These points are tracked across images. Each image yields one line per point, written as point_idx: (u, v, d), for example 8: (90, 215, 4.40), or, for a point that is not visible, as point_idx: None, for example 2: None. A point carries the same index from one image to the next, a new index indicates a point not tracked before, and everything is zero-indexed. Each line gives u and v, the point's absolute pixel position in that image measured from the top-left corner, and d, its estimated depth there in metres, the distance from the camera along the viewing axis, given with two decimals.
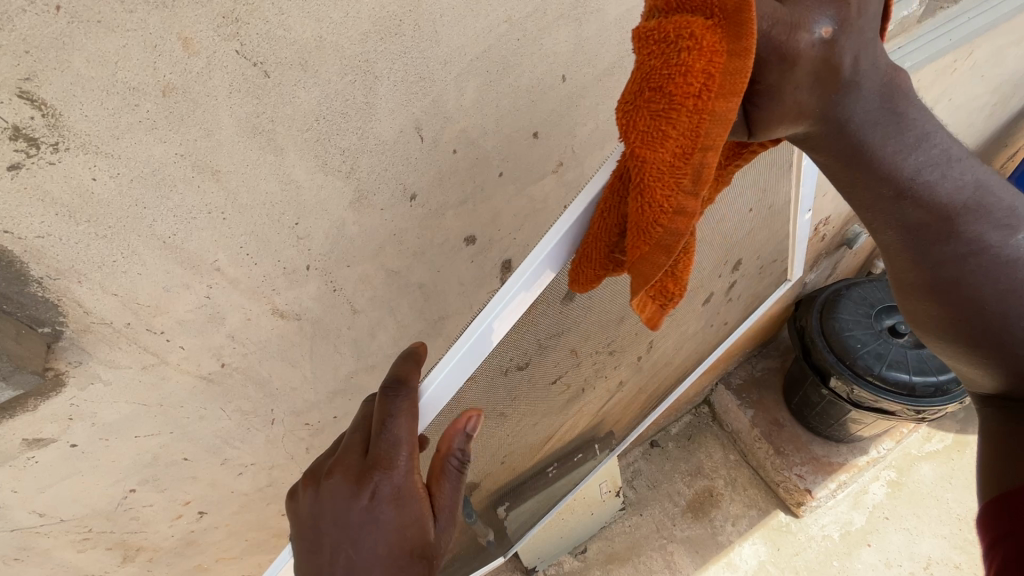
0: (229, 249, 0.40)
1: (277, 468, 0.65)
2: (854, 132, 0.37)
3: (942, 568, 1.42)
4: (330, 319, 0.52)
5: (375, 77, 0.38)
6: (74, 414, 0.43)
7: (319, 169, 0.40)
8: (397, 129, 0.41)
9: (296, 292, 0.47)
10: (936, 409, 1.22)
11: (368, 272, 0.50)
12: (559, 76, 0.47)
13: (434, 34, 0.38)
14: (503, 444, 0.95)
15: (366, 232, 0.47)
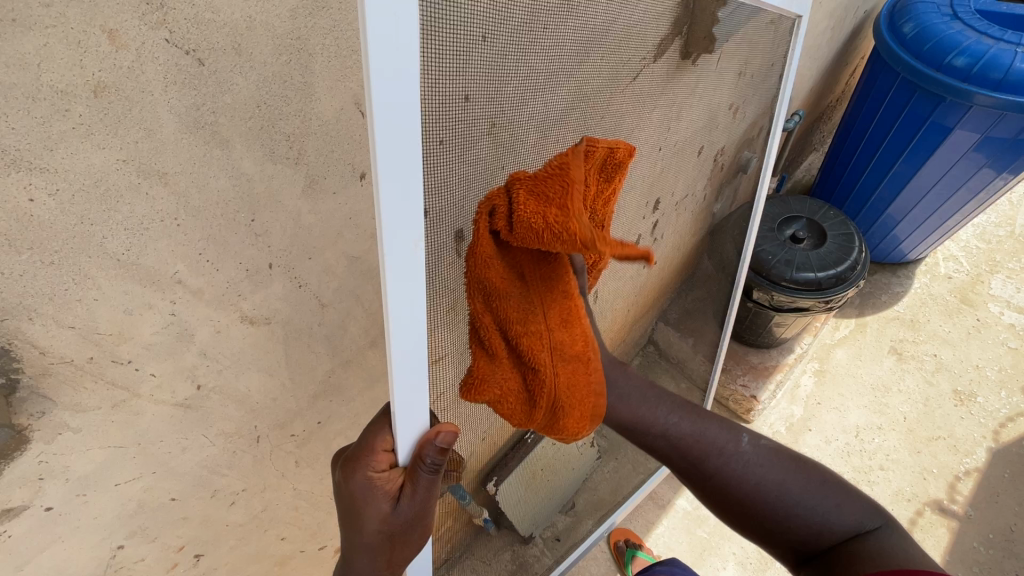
0: (187, 258, 0.39)
1: (269, 490, 0.63)
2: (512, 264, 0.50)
3: (870, 431, 1.65)
4: (301, 319, 0.51)
5: (309, 54, 0.37)
6: (44, 472, 0.40)
7: (267, 158, 0.39)
8: (338, 107, 0.41)
9: (263, 294, 0.46)
10: (840, 296, 1.43)
11: (331, 261, 0.50)
12: None
13: None
14: (483, 418, 0.97)
15: (323, 219, 0.46)
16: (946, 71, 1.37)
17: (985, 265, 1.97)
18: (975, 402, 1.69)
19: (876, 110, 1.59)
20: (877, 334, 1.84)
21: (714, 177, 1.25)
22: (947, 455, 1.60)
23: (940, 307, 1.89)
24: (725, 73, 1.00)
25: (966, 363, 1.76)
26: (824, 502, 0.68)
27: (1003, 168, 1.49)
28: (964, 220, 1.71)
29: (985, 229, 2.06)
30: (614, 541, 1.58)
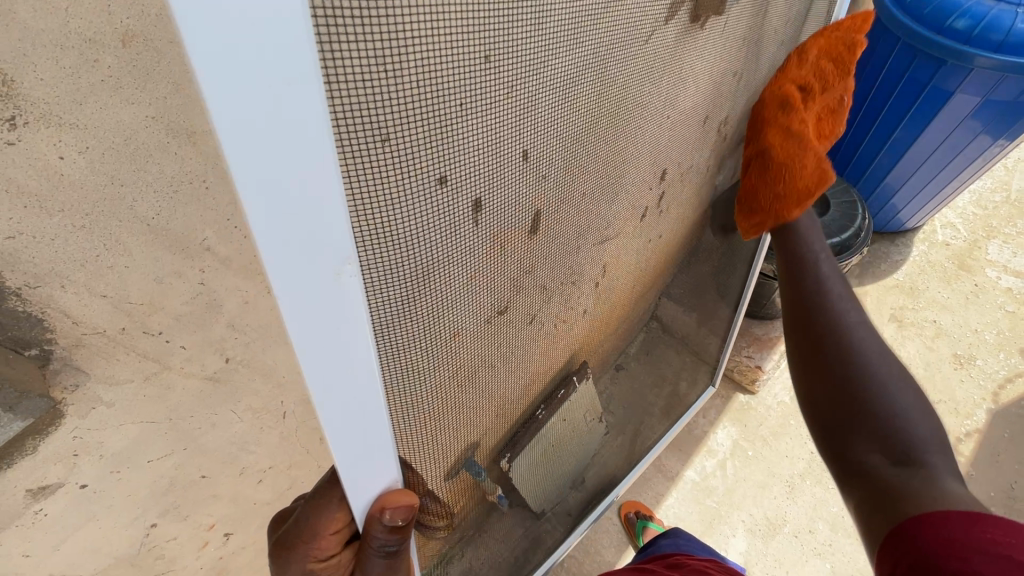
0: (215, 225, 0.43)
1: (295, 468, 0.64)
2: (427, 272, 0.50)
3: None
4: None
5: None
6: (78, 450, 0.45)
7: None
8: None
9: None
10: (844, 264, 1.43)
11: None
12: None
13: None
14: (498, 393, 0.98)
15: None
16: (947, 34, 1.36)
17: (982, 231, 1.99)
18: (975, 365, 1.71)
19: (876, 77, 1.59)
20: (878, 302, 1.86)
21: (717, 149, 1.25)
22: (949, 418, 1.63)
23: (939, 274, 1.90)
24: (730, 39, 0.99)
25: (965, 327, 1.79)
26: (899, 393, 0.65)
27: (1000, 134, 1.50)
28: (961, 187, 1.72)
29: (981, 195, 2.08)
30: (624, 513, 1.59)
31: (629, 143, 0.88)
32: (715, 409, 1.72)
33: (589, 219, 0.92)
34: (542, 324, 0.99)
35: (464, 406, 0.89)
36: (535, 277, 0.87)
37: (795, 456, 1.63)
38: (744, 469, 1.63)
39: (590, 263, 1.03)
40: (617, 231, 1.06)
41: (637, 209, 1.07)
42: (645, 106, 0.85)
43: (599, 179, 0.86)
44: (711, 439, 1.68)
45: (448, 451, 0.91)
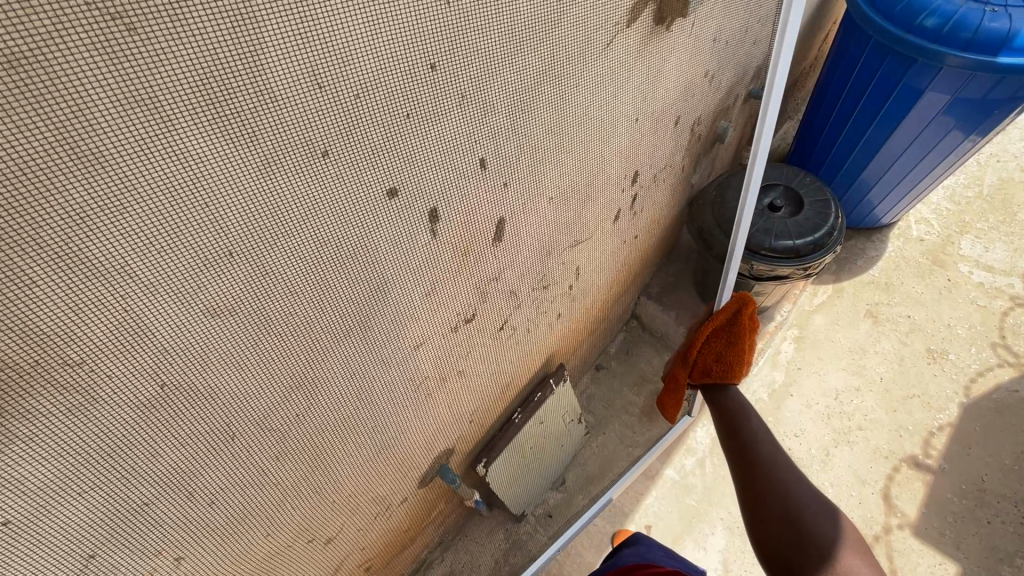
0: (162, 294, 0.41)
1: (250, 490, 0.62)
2: (370, 262, 0.56)
3: (848, 394, 1.70)
4: (272, 342, 0.52)
5: (259, 64, 0.38)
6: (4, 508, 0.41)
7: (231, 188, 0.41)
8: (308, 133, 0.43)
9: (229, 322, 0.47)
10: (817, 263, 1.41)
11: (314, 284, 0.52)
12: (428, 66, 0.49)
13: (326, 42, 0.41)
14: (465, 400, 1.02)
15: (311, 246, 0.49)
16: (916, 32, 1.37)
17: (955, 226, 2.01)
18: (947, 360, 1.74)
19: (850, 73, 1.59)
20: (854, 298, 1.88)
21: (691, 147, 1.30)
22: (921, 412, 1.65)
23: (913, 270, 1.92)
24: (700, 40, 1.01)
25: (938, 322, 1.81)
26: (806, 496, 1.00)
27: (971, 131, 1.51)
28: (934, 182, 1.73)
29: (955, 190, 2.10)
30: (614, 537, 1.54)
31: (600, 148, 0.89)
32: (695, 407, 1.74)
33: (562, 222, 0.93)
34: (513, 329, 1.02)
35: (430, 412, 0.91)
36: (501, 281, 0.87)
37: None
38: (724, 466, 1.64)
39: (562, 266, 1.05)
40: (589, 234, 1.07)
41: (610, 213, 1.09)
42: (617, 108, 0.86)
43: (565, 186, 0.87)
44: (690, 437, 1.69)
45: (387, 462, 0.88)
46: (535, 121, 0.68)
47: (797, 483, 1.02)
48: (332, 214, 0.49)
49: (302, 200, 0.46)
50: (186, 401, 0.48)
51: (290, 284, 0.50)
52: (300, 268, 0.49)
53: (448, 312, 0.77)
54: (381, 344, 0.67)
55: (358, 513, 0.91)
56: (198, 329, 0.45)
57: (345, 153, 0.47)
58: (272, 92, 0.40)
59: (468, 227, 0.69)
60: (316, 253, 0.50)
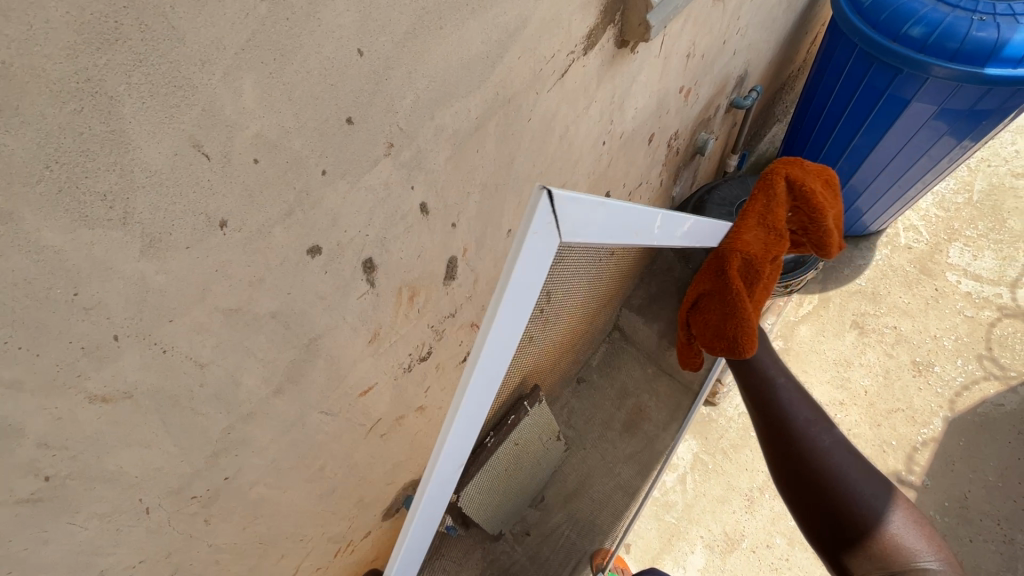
0: (35, 396, 0.36)
1: (177, 554, 0.58)
2: (292, 318, 0.52)
3: (832, 408, 1.67)
4: (181, 414, 0.48)
5: (132, 144, 0.32)
6: None
7: (110, 275, 0.36)
8: (200, 206, 0.38)
9: (126, 405, 0.42)
10: (798, 279, 1.38)
11: (227, 350, 0.48)
12: (344, 119, 0.44)
13: (215, 110, 0.35)
14: (429, 432, 0.98)
15: (218, 315, 0.45)
16: (903, 42, 1.33)
17: (943, 233, 1.98)
18: (933, 372, 1.71)
19: (837, 80, 1.54)
20: (840, 308, 1.85)
21: (669, 162, 1.26)
22: (906, 427, 1.63)
23: (900, 279, 1.89)
24: (673, 55, 0.96)
25: (925, 333, 1.78)
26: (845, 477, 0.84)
27: (965, 136, 1.46)
28: (923, 189, 1.69)
29: (944, 196, 2.06)
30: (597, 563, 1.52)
31: (564, 174, 0.85)
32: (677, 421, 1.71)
33: None
34: (479, 358, 0.98)
35: (388, 450, 0.88)
36: (459, 316, 0.83)
37: (754, 470, 1.62)
38: (705, 482, 1.63)
39: None
40: None
41: None
42: (580, 133, 0.82)
43: None
44: (671, 453, 1.66)
45: (341, 503, 0.85)
46: (483, 157, 0.64)
47: (834, 458, 0.85)
48: (237, 281, 0.45)
49: (198, 272, 0.41)
50: (83, 488, 0.43)
51: (198, 354, 0.46)
52: (207, 338, 0.45)
53: (397, 354, 0.73)
54: (319, 394, 0.63)
55: (312, 554, 0.87)
56: (85, 419, 0.40)
57: (248, 220, 0.42)
58: (153, 170, 0.34)
59: (412, 271, 0.65)
60: (223, 321, 0.46)
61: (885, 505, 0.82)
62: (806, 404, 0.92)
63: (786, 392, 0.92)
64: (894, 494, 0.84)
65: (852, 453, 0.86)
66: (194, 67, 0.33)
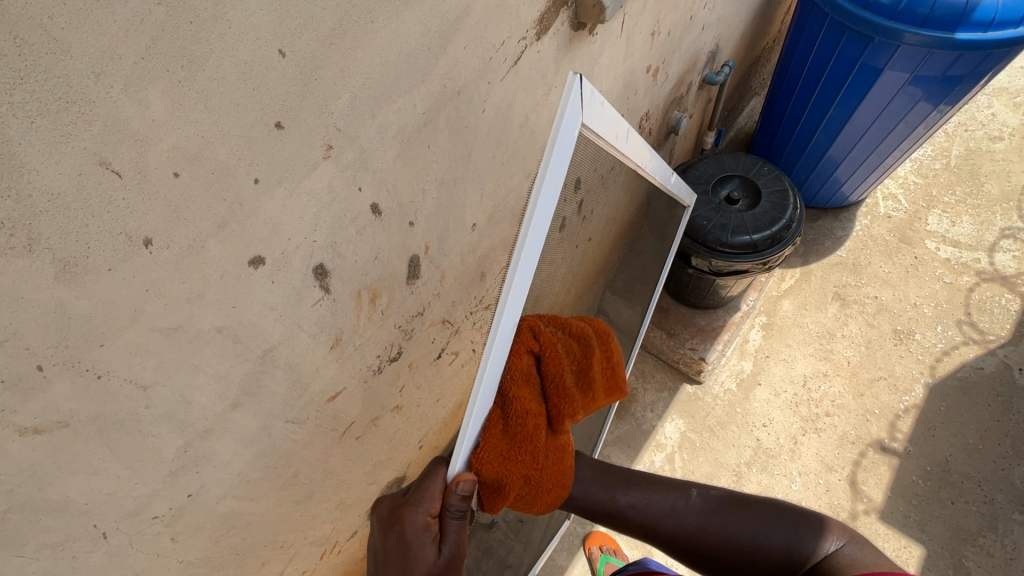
0: None
1: (145, 572, 0.57)
2: (240, 331, 0.51)
3: (816, 381, 1.69)
4: (129, 437, 0.46)
5: (24, 166, 0.30)
6: None
7: (23, 304, 0.34)
8: (116, 226, 0.36)
9: (64, 433, 0.41)
10: (777, 256, 1.38)
11: (171, 369, 0.46)
12: (273, 125, 0.42)
13: (118, 124, 0.33)
14: (408, 431, 0.97)
15: (155, 335, 0.43)
16: (874, 9, 1.31)
17: (922, 200, 1.98)
18: (914, 340, 1.73)
19: (809, 52, 1.52)
20: (821, 281, 1.85)
21: None
22: (888, 395, 1.65)
23: (880, 249, 1.90)
24: (636, 35, 0.94)
25: (905, 301, 1.79)
26: (741, 535, 0.82)
27: (940, 101, 1.44)
28: (902, 157, 1.68)
29: (922, 163, 2.06)
30: (589, 546, 1.53)
31: (528, 163, 0.83)
32: (663, 401, 1.71)
33: (495, 244, 0.88)
34: (455, 353, 0.97)
35: (365, 451, 0.87)
36: (428, 314, 0.81)
37: (741, 445, 1.62)
38: (694, 460, 1.62)
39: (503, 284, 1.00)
40: None
41: None
42: (543, 121, 0.80)
43: (492, 208, 0.81)
44: (659, 433, 1.67)
45: (320, 508, 0.84)
46: (436, 153, 0.62)
47: (708, 528, 0.84)
48: (172, 299, 0.43)
49: (126, 294, 0.39)
50: (29, 520, 0.42)
51: (138, 376, 0.44)
52: (146, 359, 0.44)
53: (365, 357, 0.72)
54: (280, 404, 0.61)
55: (296, 559, 0.87)
56: (18, 452, 0.39)
57: (174, 238, 0.40)
58: (55, 192, 0.32)
59: (371, 273, 0.63)
60: (163, 341, 0.44)
61: (785, 534, 0.80)
62: (654, 486, 0.91)
63: (632, 504, 0.90)
64: (797, 520, 0.81)
65: (715, 509, 0.85)
66: (88, 81, 0.31)
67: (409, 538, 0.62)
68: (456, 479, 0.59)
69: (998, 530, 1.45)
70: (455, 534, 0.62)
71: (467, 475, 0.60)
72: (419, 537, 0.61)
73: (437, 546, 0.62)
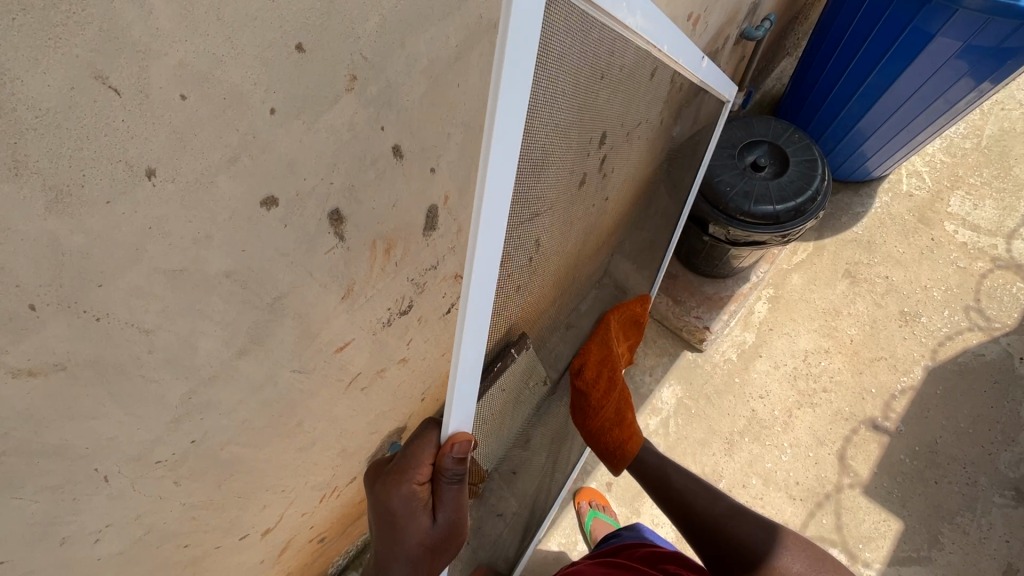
0: None
1: (147, 514, 0.56)
2: (250, 276, 0.47)
3: (816, 356, 1.69)
4: (130, 384, 0.43)
5: (3, 73, 0.26)
6: None
7: (10, 236, 0.30)
8: (113, 153, 0.32)
9: (61, 377, 0.38)
10: (798, 231, 1.33)
11: (175, 314, 0.43)
12: (293, 46, 0.37)
13: (115, 28, 0.28)
14: (412, 383, 0.96)
15: (159, 278, 0.40)
16: None
17: (947, 180, 1.92)
18: (919, 323, 1.72)
19: (855, 12, 1.42)
20: (833, 257, 1.82)
21: None
22: (886, 375, 1.65)
23: (897, 228, 1.86)
24: None
25: (916, 283, 1.77)
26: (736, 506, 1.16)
27: (983, 79, 1.36)
28: (933, 137, 1.61)
29: (952, 141, 1.99)
30: (578, 502, 1.57)
31: None
32: (663, 366, 1.71)
33: None
34: (463, 310, 0.95)
35: (369, 401, 0.86)
36: (441, 268, 0.78)
37: (736, 414, 1.63)
38: (688, 426, 1.63)
39: None
40: None
41: None
42: None
43: None
44: (655, 397, 1.68)
45: (321, 454, 0.83)
46: (465, 94, 0.57)
47: (722, 496, 1.19)
48: (177, 240, 0.39)
49: (126, 231, 0.35)
50: (25, 464, 0.40)
51: (140, 320, 0.41)
52: (148, 302, 0.40)
53: (376, 308, 0.69)
54: (287, 354, 0.59)
55: (297, 502, 0.87)
56: (11, 394, 0.36)
57: (180, 172, 0.36)
58: (42, 107, 0.28)
59: (388, 222, 0.59)
60: (166, 284, 0.40)
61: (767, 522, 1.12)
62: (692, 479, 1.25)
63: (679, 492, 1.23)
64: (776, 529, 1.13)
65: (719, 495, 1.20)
66: None
67: (398, 506, 0.64)
68: (451, 440, 0.59)
69: (976, 510, 1.50)
70: (448, 499, 0.64)
71: (462, 437, 0.59)
72: (408, 504, 0.64)
73: (431, 512, 0.65)
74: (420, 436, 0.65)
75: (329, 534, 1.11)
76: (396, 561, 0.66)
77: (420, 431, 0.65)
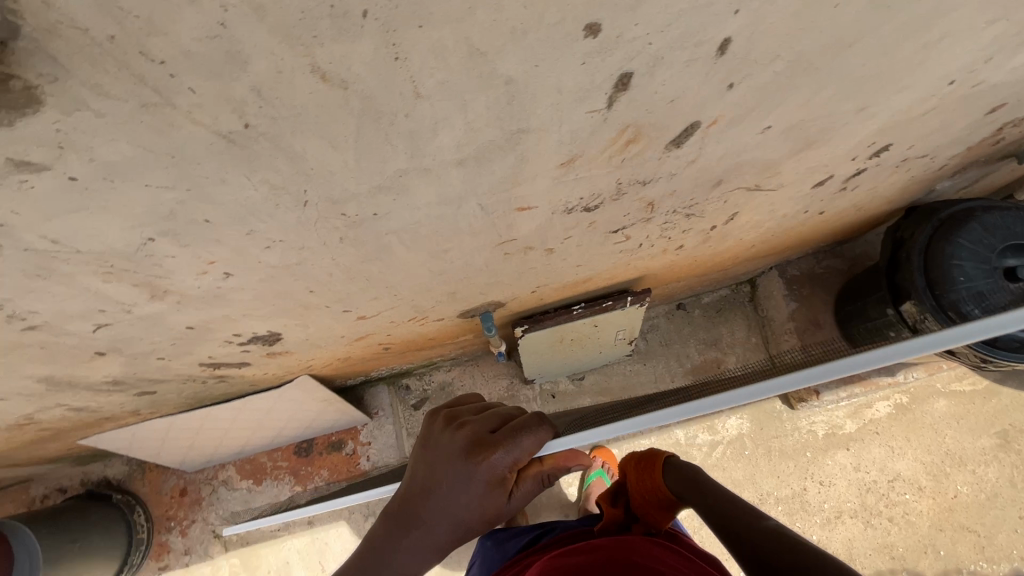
0: (272, 31, 0.31)
1: (307, 250, 0.60)
2: (520, 95, 0.44)
3: (904, 485, 1.52)
4: (373, 135, 0.43)
5: None
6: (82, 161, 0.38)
7: None
8: None
9: (339, 94, 0.38)
10: (1005, 363, 1.10)
11: (446, 93, 0.41)
12: None
13: None
14: (538, 273, 0.95)
15: (461, 49, 0.37)
16: None
17: None
18: None
19: None
20: (999, 409, 1.54)
21: (973, 147, 0.96)
22: (966, 549, 1.46)
23: None
24: None
25: None
26: None
27: None
28: None
29: None
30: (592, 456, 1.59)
31: (875, 94, 0.63)
32: None
33: (759, 158, 0.73)
34: (625, 237, 0.89)
35: (500, 268, 0.86)
36: (646, 188, 0.72)
37: (785, 482, 1.53)
38: (732, 461, 1.56)
39: (718, 202, 0.86)
40: (776, 185, 0.86)
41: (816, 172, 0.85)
42: (945, 54, 0.58)
43: (797, 121, 0.65)
44: (719, 419, 1.59)
45: (438, 285, 0.86)
46: (830, 19, 0.46)
47: None
48: (501, 20, 0.35)
49: None
50: (269, 152, 0.42)
51: (420, 80, 0.39)
52: (438, 67, 0.38)
53: (574, 191, 0.65)
54: (486, 186, 0.57)
55: (395, 310, 0.93)
56: (301, 84, 0.36)
57: None
58: None
59: (652, 114, 0.53)
60: (463, 59, 0.38)
61: None
62: None
63: None
64: None
65: None
66: None
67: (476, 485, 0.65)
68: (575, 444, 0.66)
69: None
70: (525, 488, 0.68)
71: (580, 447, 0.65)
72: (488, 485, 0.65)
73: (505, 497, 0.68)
74: (530, 426, 0.66)
75: (393, 348, 1.20)
76: (448, 525, 0.68)
77: (533, 421, 0.66)
